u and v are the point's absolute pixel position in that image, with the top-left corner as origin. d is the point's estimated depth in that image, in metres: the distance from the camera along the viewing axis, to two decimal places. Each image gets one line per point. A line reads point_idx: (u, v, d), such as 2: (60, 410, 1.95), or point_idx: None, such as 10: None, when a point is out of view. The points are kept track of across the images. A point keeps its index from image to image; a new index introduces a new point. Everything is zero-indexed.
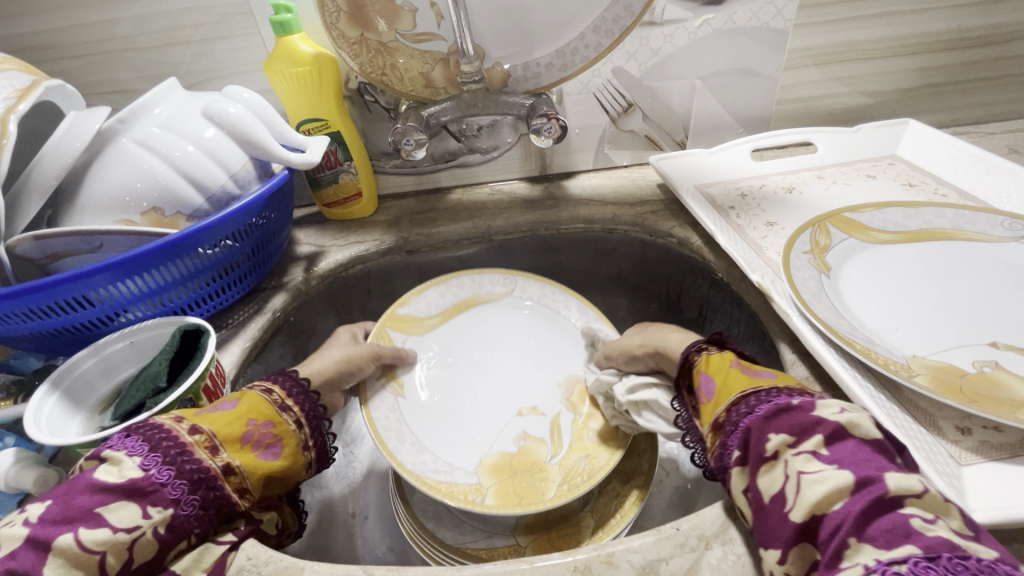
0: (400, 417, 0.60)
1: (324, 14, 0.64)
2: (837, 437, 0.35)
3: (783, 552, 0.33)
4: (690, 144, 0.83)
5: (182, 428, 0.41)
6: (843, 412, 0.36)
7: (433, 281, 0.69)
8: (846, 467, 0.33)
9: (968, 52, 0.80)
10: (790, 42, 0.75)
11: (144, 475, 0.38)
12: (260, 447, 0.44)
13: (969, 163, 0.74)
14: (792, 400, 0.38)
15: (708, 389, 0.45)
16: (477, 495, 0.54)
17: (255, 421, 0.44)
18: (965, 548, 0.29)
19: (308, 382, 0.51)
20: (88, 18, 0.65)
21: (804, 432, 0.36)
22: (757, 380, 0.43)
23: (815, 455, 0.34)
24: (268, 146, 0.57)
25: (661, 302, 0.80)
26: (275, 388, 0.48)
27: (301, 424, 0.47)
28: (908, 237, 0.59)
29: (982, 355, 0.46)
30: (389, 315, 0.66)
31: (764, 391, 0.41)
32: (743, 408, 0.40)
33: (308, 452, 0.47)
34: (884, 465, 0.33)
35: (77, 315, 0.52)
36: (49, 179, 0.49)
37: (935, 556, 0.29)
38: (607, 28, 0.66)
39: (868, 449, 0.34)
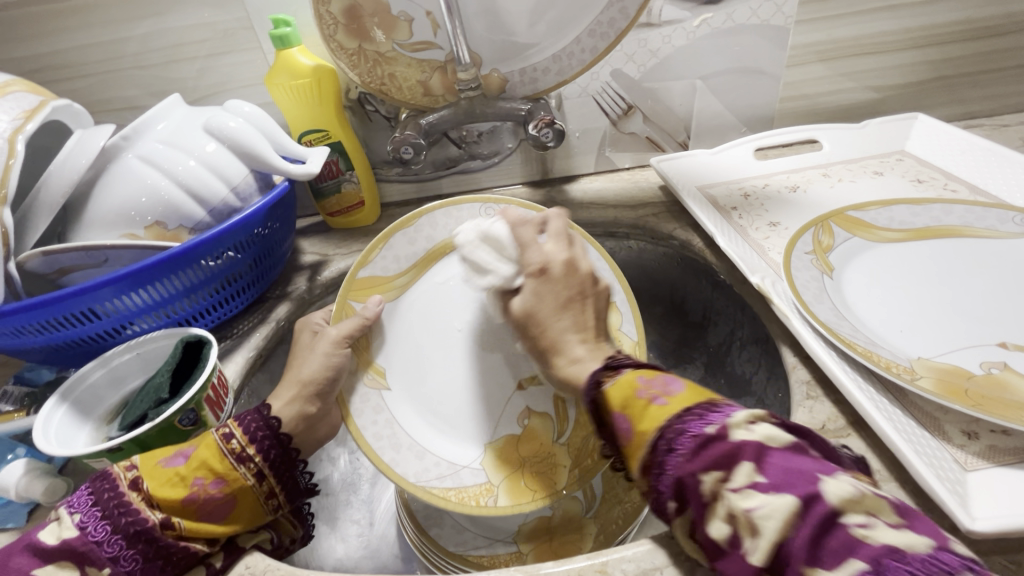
0: (390, 418, 0.54)
1: (322, 27, 0.64)
2: (766, 458, 0.31)
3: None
4: (693, 145, 0.82)
5: (126, 479, 0.40)
6: (753, 427, 0.33)
7: (397, 228, 0.57)
8: (785, 491, 0.29)
9: (978, 44, 0.78)
10: (792, 38, 0.74)
11: (80, 534, 0.37)
12: (205, 510, 0.40)
13: (980, 157, 0.72)
14: (708, 429, 0.33)
15: (621, 426, 0.38)
16: (489, 497, 0.52)
17: (204, 481, 0.41)
18: (905, 548, 0.27)
19: (277, 420, 0.46)
20: (97, 38, 0.67)
21: (732, 462, 0.31)
22: (667, 404, 0.36)
23: (752, 486, 0.30)
24: (269, 157, 0.58)
25: (665, 304, 0.79)
26: (235, 433, 0.44)
27: (262, 474, 0.44)
28: (915, 235, 0.57)
29: (990, 356, 0.45)
30: (351, 281, 0.55)
31: (676, 421, 0.35)
32: (662, 449, 0.34)
33: (272, 500, 0.44)
34: (814, 476, 0.30)
35: (85, 328, 0.54)
36: (56, 197, 0.51)
37: (878, 566, 0.27)
38: (602, 32, 0.66)
39: (793, 457, 0.31)
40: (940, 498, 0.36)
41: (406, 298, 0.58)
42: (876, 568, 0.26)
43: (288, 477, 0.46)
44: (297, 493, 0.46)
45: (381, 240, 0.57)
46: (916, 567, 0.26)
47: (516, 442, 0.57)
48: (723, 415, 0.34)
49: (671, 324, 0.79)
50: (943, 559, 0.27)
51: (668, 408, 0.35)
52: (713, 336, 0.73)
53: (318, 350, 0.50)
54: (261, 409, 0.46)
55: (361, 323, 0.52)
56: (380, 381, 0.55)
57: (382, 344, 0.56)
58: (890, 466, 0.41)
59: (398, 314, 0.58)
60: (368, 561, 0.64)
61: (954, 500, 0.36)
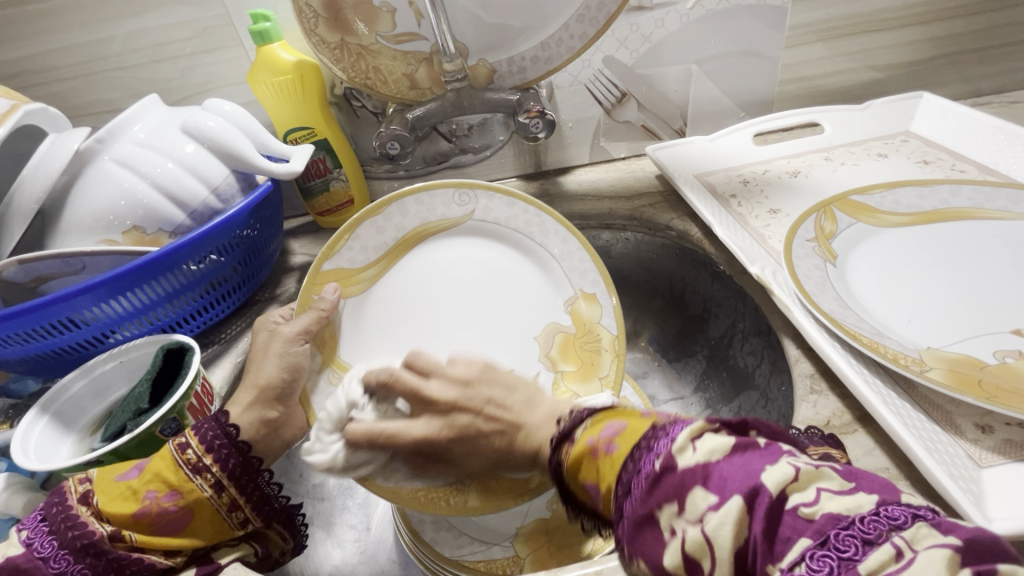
0: None
1: (302, 21, 0.62)
2: (711, 473, 0.30)
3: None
4: (690, 132, 0.80)
5: (78, 494, 0.40)
6: (697, 449, 0.32)
7: (363, 216, 0.55)
8: (731, 495, 0.29)
9: (984, 18, 0.75)
10: (790, 18, 0.71)
11: (25, 551, 0.37)
12: (158, 523, 0.40)
13: (988, 136, 0.70)
14: (655, 463, 0.32)
15: (592, 493, 0.37)
16: (457, 497, 0.52)
17: (156, 493, 0.40)
18: (848, 512, 0.27)
19: (237, 428, 0.45)
20: (75, 40, 0.65)
21: (681, 494, 0.30)
22: (617, 450, 0.36)
23: (706, 509, 0.29)
24: (250, 157, 0.56)
25: (665, 297, 0.77)
26: (190, 443, 0.43)
27: (221, 486, 0.42)
28: (922, 219, 0.55)
29: (1006, 345, 0.43)
30: (315, 273, 0.53)
31: (630, 460, 0.34)
32: (622, 495, 0.34)
33: (237, 511, 0.43)
34: (756, 468, 0.29)
35: (66, 337, 0.52)
36: (30, 204, 0.49)
37: (825, 539, 0.26)
38: (591, 17, 0.64)
39: (734, 457, 0.30)
40: (952, 499, 0.34)
41: (374, 290, 0.57)
42: (823, 542, 0.26)
43: (251, 485, 0.44)
44: (267, 506, 0.44)
45: (347, 229, 0.54)
46: (863, 531, 0.26)
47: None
48: (668, 440, 0.33)
49: (672, 317, 0.77)
50: (887, 514, 0.26)
51: (620, 453, 0.36)
52: (714, 328, 0.70)
53: (273, 351, 0.49)
54: (219, 416, 0.45)
55: (317, 316, 0.51)
56: None
57: (348, 339, 0.55)
58: (901, 463, 0.39)
59: (364, 310, 0.56)
60: (364, 566, 0.62)
61: (968, 500, 0.34)
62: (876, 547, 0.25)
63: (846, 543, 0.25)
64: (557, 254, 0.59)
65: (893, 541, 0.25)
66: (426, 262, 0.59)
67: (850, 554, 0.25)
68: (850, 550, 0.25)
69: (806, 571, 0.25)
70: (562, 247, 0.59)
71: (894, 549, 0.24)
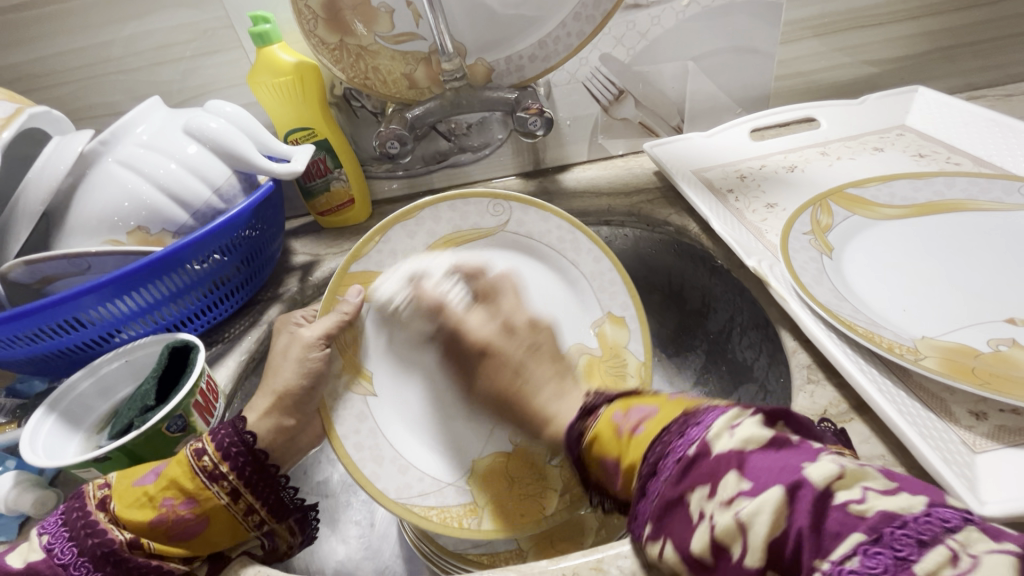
0: (373, 426, 0.54)
1: (302, 22, 0.63)
2: (746, 461, 0.31)
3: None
4: (688, 128, 0.80)
5: (95, 501, 0.41)
6: (734, 432, 0.32)
7: (395, 220, 0.56)
8: (770, 487, 0.29)
9: (978, 11, 0.75)
10: (785, 14, 0.71)
11: (46, 557, 0.38)
12: (175, 530, 0.40)
13: (983, 129, 0.70)
14: (690, 449, 0.34)
15: (612, 467, 0.41)
16: (472, 518, 0.52)
17: (173, 501, 0.41)
18: (901, 512, 0.27)
19: (253, 435, 0.46)
20: (77, 44, 0.66)
21: (715, 476, 0.31)
22: (643, 432, 0.39)
23: (739, 493, 0.30)
24: (253, 157, 0.57)
25: (664, 292, 0.78)
26: (206, 452, 0.43)
27: (237, 492, 0.43)
28: (917, 211, 0.55)
29: (998, 333, 0.43)
30: (341, 275, 0.54)
31: (657, 445, 0.37)
32: (649, 476, 0.36)
33: (253, 515, 0.43)
34: (797, 462, 0.29)
35: (73, 337, 0.53)
36: (35, 205, 0.50)
37: (879, 536, 0.26)
38: (587, 15, 0.65)
39: (773, 450, 0.31)
40: (946, 483, 0.35)
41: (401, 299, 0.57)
42: (876, 539, 0.26)
43: (267, 492, 0.45)
44: (281, 510, 0.45)
45: (378, 232, 0.55)
46: (916, 530, 0.26)
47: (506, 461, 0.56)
48: (702, 428, 0.34)
49: (670, 312, 0.77)
50: (939, 515, 0.26)
51: (646, 435, 0.39)
52: (714, 323, 0.71)
53: (291, 356, 0.51)
54: (235, 424, 0.46)
55: (339, 319, 0.53)
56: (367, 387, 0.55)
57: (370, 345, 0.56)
58: (896, 450, 0.39)
59: (388, 316, 0.57)
60: (368, 562, 0.63)
61: (962, 485, 0.35)
62: (930, 548, 0.25)
63: (900, 541, 0.25)
64: (587, 273, 0.61)
65: (947, 543, 0.25)
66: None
67: (905, 553, 0.25)
68: (905, 550, 0.25)
69: (857, 567, 0.25)
70: (592, 266, 0.60)
71: (949, 552, 0.24)
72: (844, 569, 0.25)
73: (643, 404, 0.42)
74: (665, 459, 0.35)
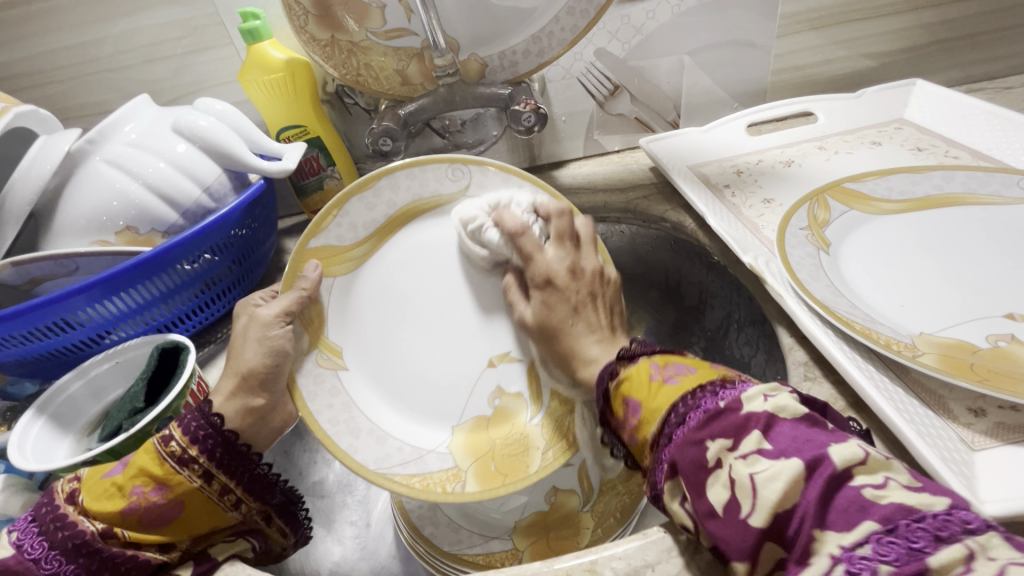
0: (348, 400, 0.53)
1: (291, 18, 0.62)
2: (774, 423, 0.31)
3: (751, 561, 0.29)
4: (684, 123, 0.80)
5: (63, 495, 0.40)
6: (768, 400, 0.33)
7: (353, 192, 0.53)
8: (790, 456, 0.29)
9: (976, 3, 0.75)
10: (781, 8, 0.71)
11: (16, 553, 0.37)
12: (150, 516, 0.40)
13: (982, 122, 0.69)
14: (720, 402, 0.34)
15: (634, 411, 0.38)
16: (457, 483, 0.51)
17: (143, 488, 0.40)
18: (922, 507, 0.26)
19: (221, 417, 0.45)
20: (65, 42, 0.65)
21: (740, 431, 0.32)
22: (677, 384, 0.37)
23: (758, 452, 0.30)
24: (243, 155, 0.56)
25: (661, 288, 0.77)
26: (174, 436, 0.42)
27: (210, 475, 0.43)
28: (915, 205, 0.55)
29: (997, 329, 0.43)
30: (302, 253, 0.52)
31: (690, 396, 0.35)
32: (673, 421, 0.35)
33: (229, 497, 0.43)
34: (824, 439, 0.30)
35: (61, 338, 0.52)
36: (22, 206, 0.49)
37: (893, 526, 0.26)
38: (581, 9, 0.64)
39: (803, 426, 0.31)
40: (943, 481, 0.34)
41: (361, 272, 0.56)
42: (891, 529, 0.26)
43: (241, 471, 0.44)
44: (258, 491, 0.45)
45: (336, 205, 0.53)
46: (933, 526, 0.25)
47: (484, 426, 0.56)
48: (736, 391, 0.34)
49: (668, 309, 0.77)
50: (961, 516, 0.26)
51: (678, 386, 0.37)
52: (710, 320, 0.70)
53: (251, 337, 0.48)
54: (200, 407, 0.45)
55: (298, 297, 0.50)
56: (337, 361, 0.53)
57: (335, 319, 0.54)
58: (893, 447, 0.39)
59: (353, 289, 0.55)
60: (364, 562, 0.63)
61: (960, 483, 0.34)
62: (947, 543, 0.25)
63: (916, 533, 0.25)
64: None
65: (964, 541, 0.25)
66: (413, 244, 0.57)
67: (920, 545, 0.25)
68: (920, 541, 0.25)
69: (870, 553, 0.25)
70: None
71: (966, 550, 0.25)
72: (856, 554, 0.26)
73: (683, 359, 0.40)
74: (693, 409, 0.34)
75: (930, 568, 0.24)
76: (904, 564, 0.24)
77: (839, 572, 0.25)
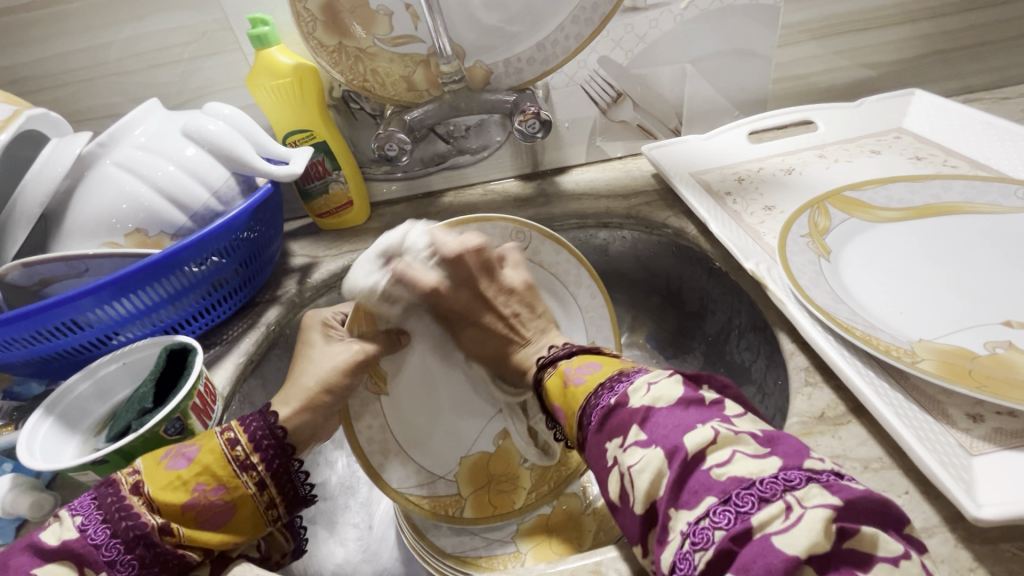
0: (383, 423, 0.57)
1: (301, 25, 0.63)
2: (648, 416, 0.36)
3: (642, 544, 0.34)
4: (686, 130, 0.80)
5: (128, 482, 0.40)
6: (649, 390, 0.38)
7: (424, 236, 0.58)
8: (656, 445, 0.35)
9: (974, 15, 0.76)
10: (782, 18, 0.72)
11: (80, 536, 0.37)
12: (205, 516, 0.41)
13: (981, 132, 0.70)
14: (612, 399, 0.40)
15: (560, 414, 0.47)
16: (457, 509, 0.57)
17: (205, 485, 0.41)
18: (751, 475, 0.31)
19: (283, 429, 0.47)
20: (75, 46, 0.66)
21: (625, 429, 0.37)
22: (583, 383, 0.44)
23: (636, 444, 0.36)
24: (251, 159, 0.57)
25: (662, 294, 0.78)
26: (240, 440, 0.44)
27: (263, 484, 0.44)
28: (914, 214, 0.56)
29: (995, 336, 0.43)
30: None
31: (593, 395, 0.42)
32: (585, 421, 0.42)
33: (272, 511, 0.45)
34: (687, 424, 0.34)
35: (69, 339, 0.53)
36: (34, 208, 0.50)
37: (727, 497, 0.30)
38: (586, 17, 0.65)
39: (675, 410, 0.36)
40: (942, 484, 0.35)
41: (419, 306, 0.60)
42: (725, 500, 0.30)
43: (289, 488, 0.46)
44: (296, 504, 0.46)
45: None
46: (760, 492, 0.30)
47: (485, 461, 0.61)
48: (626, 383, 0.40)
49: (668, 314, 0.78)
50: (785, 476, 0.30)
51: (584, 386, 0.44)
52: (711, 326, 0.71)
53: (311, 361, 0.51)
54: (267, 416, 0.46)
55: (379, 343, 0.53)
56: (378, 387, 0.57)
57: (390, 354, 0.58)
58: (894, 452, 0.39)
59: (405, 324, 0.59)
60: (367, 564, 0.63)
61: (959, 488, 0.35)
62: (769, 503, 0.29)
63: (745, 499, 0.30)
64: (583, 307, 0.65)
65: (785, 498, 0.29)
66: None
67: (746, 508, 0.29)
68: (747, 505, 0.30)
69: (708, 523, 0.30)
70: (589, 301, 0.65)
71: (784, 505, 0.29)
72: (698, 527, 0.30)
73: (593, 361, 0.47)
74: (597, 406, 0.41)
75: (751, 526, 0.29)
76: (733, 525, 0.29)
77: (687, 544, 0.30)
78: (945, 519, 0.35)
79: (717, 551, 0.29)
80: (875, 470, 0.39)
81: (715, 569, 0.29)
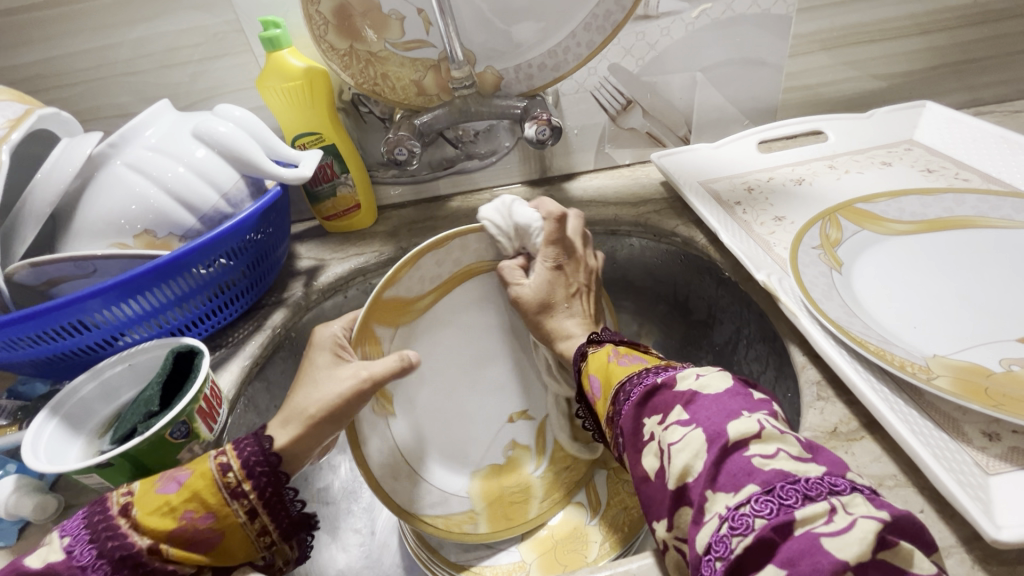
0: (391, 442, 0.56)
1: (312, 27, 0.63)
2: (693, 398, 0.36)
3: (668, 519, 0.34)
4: (695, 139, 0.80)
5: (119, 502, 0.41)
6: (698, 377, 0.38)
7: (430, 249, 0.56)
8: (698, 427, 0.34)
9: (986, 28, 0.76)
10: (794, 28, 0.72)
11: (65, 559, 0.38)
12: (194, 541, 0.40)
13: (992, 145, 0.70)
14: (658, 380, 0.40)
15: (596, 388, 0.47)
16: (471, 524, 0.58)
17: (193, 513, 0.40)
18: (797, 472, 0.31)
19: (278, 456, 0.44)
20: (85, 45, 0.66)
21: (669, 408, 0.37)
22: (627, 365, 0.45)
23: (677, 422, 0.36)
24: (261, 162, 0.57)
25: (669, 303, 0.77)
26: (233, 465, 0.42)
27: (255, 512, 0.42)
28: (927, 227, 0.55)
29: (1011, 353, 0.43)
30: (376, 300, 0.54)
31: (635, 377, 0.42)
32: (621, 398, 0.42)
33: (266, 535, 0.43)
34: (733, 411, 0.34)
35: (75, 340, 0.52)
36: (43, 207, 0.49)
37: (771, 488, 0.30)
38: (598, 25, 0.65)
39: (721, 397, 0.36)
40: (958, 503, 0.34)
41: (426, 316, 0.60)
42: (768, 490, 0.30)
43: (283, 514, 0.44)
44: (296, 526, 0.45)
45: (412, 261, 0.55)
46: (804, 488, 0.29)
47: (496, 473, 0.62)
48: (673, 371, 0.40)
49: (675, 323, 0.77)
50: (829, 480, 0.30)
51: (626, 368, 0.44)
52: (720, 336, 0.70)
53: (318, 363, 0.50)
54: (263, 440, 0.44)
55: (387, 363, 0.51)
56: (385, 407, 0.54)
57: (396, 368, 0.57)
58: (908, 470, 0.39)
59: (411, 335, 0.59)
60: (369, 571, 0.62)
61: (976, 507, 0.34)
62: (813, 501, 0.29)
63: (789, 492, 0.29)
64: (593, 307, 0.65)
65: (829, 500, 0.29)
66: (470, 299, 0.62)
67: (790, 502, 0.29)
68: (791, 499, 0.29)
69: (749, 510, 0.29)
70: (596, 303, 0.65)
71: (828, 506, 0.28)
72: (738, 513, 0.30)
73: (640, 352, 0.47)
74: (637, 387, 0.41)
75: (793, 520, 0.28)
76: (775, 516, 0.29)
77: (724, 527, 0.30)
78: (962, 538, 0.35)
79: (757, 538, 0.28)
80: (889, 487, 0.38)
81: (753, 556, 0.28)
